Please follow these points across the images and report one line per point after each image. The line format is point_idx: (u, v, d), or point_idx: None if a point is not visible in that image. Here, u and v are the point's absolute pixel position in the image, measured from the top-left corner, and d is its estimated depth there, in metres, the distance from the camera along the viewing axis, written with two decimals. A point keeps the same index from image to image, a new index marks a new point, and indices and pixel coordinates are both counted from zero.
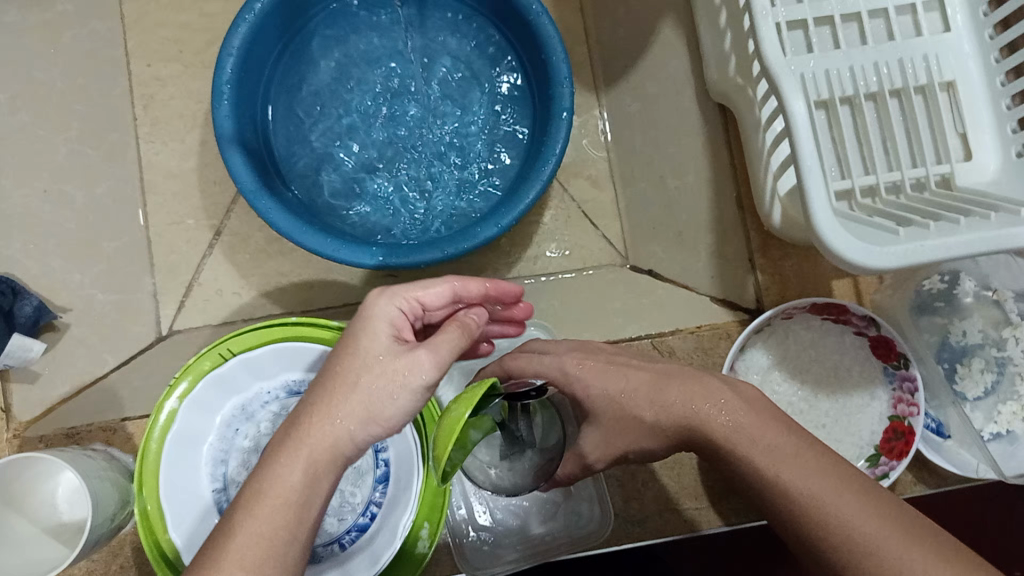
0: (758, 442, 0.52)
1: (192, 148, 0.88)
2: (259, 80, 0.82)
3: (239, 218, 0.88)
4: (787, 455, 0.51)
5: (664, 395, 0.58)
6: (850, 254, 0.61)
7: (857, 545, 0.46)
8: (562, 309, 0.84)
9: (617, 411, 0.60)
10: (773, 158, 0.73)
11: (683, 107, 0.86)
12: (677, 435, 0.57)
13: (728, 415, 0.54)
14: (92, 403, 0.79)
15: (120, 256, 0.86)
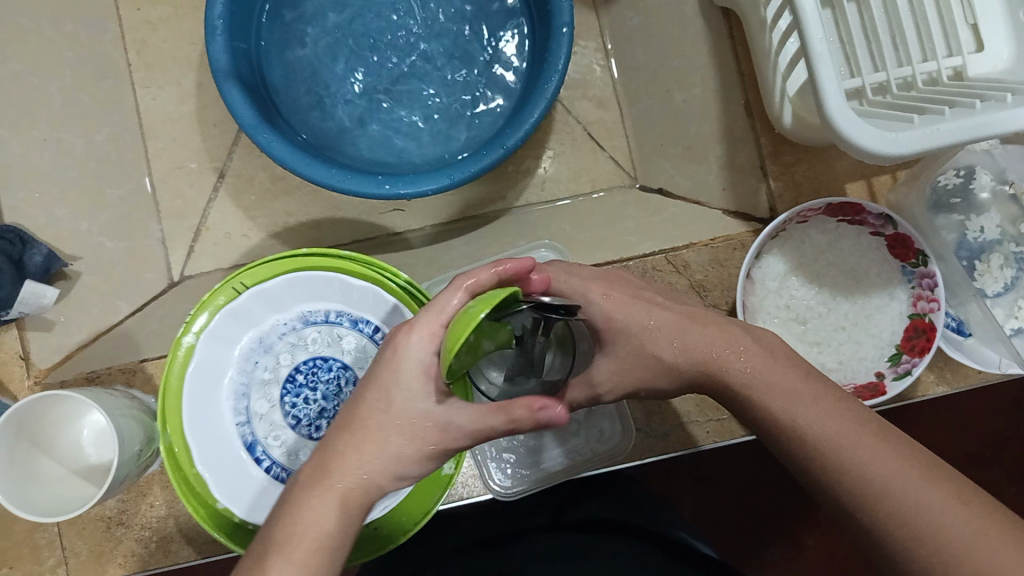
0: (775, 386, 0.55)
1: (189, 90, 0.87)
2: (251, 13, 0.80)
3: (242, 159, 0.87)
4: (808, 400, 0.53)
5: (685, 342, 0.57)
6: (863, 142, 0.60)
7: (875, 487, 0.49)
8: (573, 230, 0.83)
9: (637, 348, 0.57)
10: (781, 58, 0.71)
11: (686, 17, 0.84)
12: (694, 372, 0.57)
13: (746, 360, 0.56)
14: (110, 348, 0.79)
15: (125, 204, 0.85)
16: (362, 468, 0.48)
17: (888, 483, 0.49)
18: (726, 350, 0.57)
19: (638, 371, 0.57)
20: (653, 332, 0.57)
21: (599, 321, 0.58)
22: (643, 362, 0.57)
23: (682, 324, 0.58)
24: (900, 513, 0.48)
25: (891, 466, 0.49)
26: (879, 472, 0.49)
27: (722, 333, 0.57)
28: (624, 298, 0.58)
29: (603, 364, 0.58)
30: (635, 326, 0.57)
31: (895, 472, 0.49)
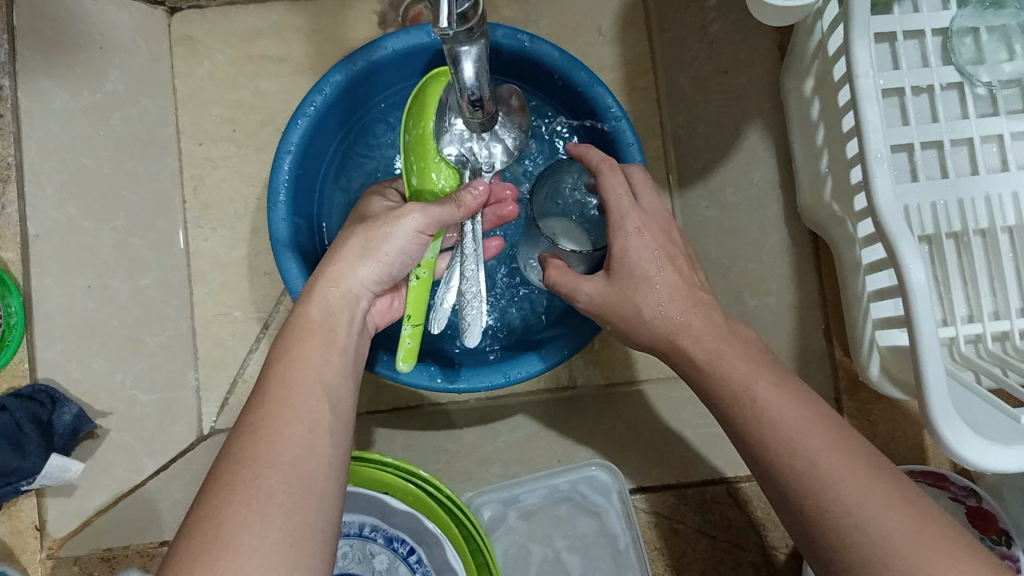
0: (732, 371, 0.51)
1: (242, 235, 0.84)
2: (316, 176, 0.78)
3: (288, 311, 0.84)
4: (772, 386, 0.49)
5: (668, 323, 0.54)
6: (969, 454, 0.54)
7: (831, 487, 0.43)
8: (627, 432, 0.78)
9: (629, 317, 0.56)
10: (876, 308, 0.66)
11: (768, 222, 0.80)
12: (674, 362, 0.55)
13: (712, 341, 0.53)
14: (131, 516, 0.77)
15: (163, 351, 0.81)
16: (357, 274, 0.58)
17: (877, 528, 0.41)
18: (753, 377, 0.50)
19: (616, 309, 0.56)
20: (648, 283, 0.55)
21: (614, 253, 0.56)
22: (623, 306, 0.56)
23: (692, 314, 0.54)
24: (857, 515, 0.42)
25: (884, 509, 0.42)
26: (872, 520, 0.41)
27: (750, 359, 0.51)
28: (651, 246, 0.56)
29: (598, 280, 0.57)
30: (637, 271, 0.55)
31: (891, 518, 0.41)
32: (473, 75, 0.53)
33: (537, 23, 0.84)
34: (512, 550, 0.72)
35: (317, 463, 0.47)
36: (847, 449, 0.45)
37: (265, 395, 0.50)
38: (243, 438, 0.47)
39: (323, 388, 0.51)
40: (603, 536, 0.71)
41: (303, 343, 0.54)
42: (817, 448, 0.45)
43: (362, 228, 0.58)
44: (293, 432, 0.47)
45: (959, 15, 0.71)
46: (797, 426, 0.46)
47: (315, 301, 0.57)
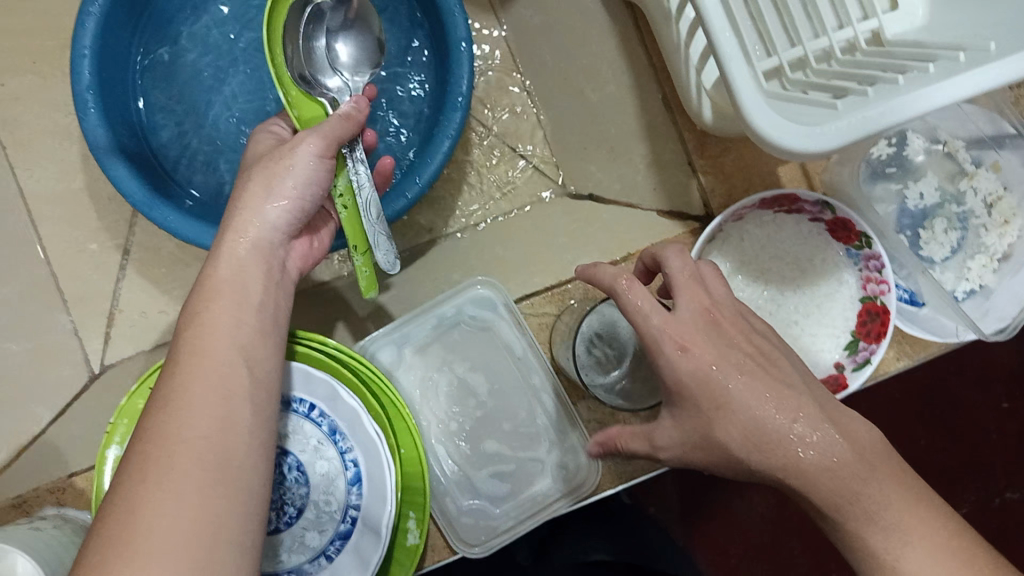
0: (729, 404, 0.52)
1: (72, 165, 0.81)
2: (127, 80, 0.75)
3: (144, 231, 0.82)
4: (741, 375, 0.52)
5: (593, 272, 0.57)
6: (784, 141, 0.56)
7: (842, 486, 0.50)
8: (505, 252, 0.79)
9: (701, 426, 0.53)
10: (691, 51, 0.66)
11: (588, 10, 0.80)
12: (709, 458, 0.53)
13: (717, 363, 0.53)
14: (36, 464, 0.74)
15: (23, 299, 0.79)
16: (265, 216, 0.60)
17: (774, 426, 0.51)
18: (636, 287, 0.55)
19: (707, 452, 0.53)
20: (729, 412, 0.52)
21: (669, 385, 0.54)
22: (707, 447, 0.53)
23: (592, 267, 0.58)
24: (858, 502, 0.49)
25: (758, 397, 0.51)
26: (749, 412, 0.51)
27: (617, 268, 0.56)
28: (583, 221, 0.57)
29: (667, 426, 0.55)
30: (706, 406, 0.52)
31: (764, 406, 0.51)
32: None
33: None
34: (416, 384, 0.72)
35: (236, 438, 0.49)
36: (718, 349, 0.53)
37: (178, 369, 0.51)
38: (156, 417, 0.48)
39: (225, 359, 0.52)
40: (501, 348, 0.72)
41: (218, 306, 0.54)
42: (699, 353, 0.53)
43: (261, 174, 0.60)
44: (205, 410, 0.49)
45: None
46: (753, 401, 0.51)
47: (226, 260, 0.57)
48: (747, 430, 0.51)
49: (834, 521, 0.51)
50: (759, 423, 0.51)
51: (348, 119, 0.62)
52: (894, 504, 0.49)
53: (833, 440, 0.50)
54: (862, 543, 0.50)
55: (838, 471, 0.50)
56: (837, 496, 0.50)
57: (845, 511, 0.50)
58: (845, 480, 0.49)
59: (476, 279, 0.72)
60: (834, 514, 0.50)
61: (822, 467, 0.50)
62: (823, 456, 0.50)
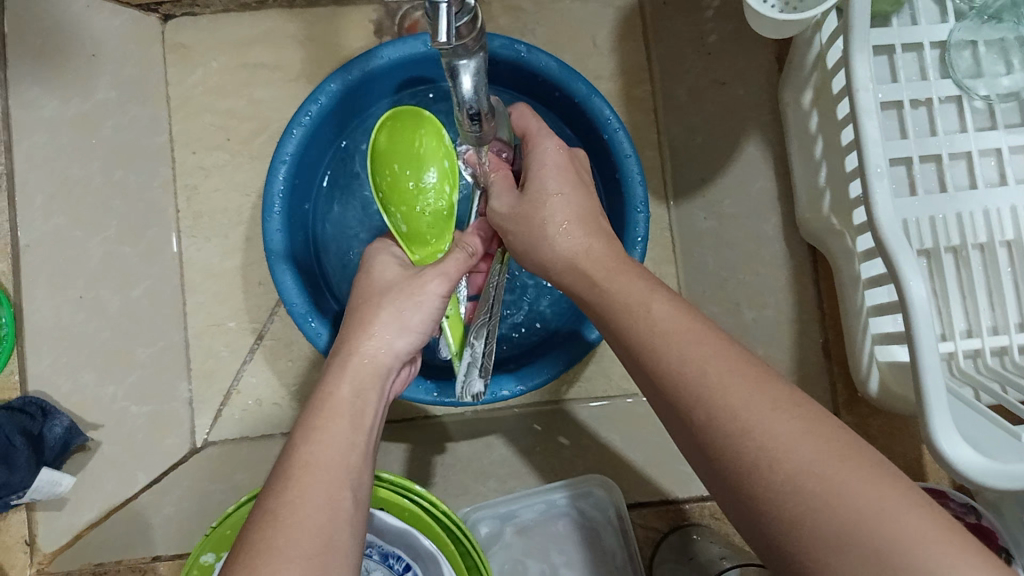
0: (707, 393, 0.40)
1: (236, 244, 0.83)
2: (311, 185, 0.77)
3: (282, 322, 0.82)
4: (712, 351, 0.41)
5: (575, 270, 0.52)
6: (964, 467, 0.54)
7: (839, 522, 0.33)
8: (624, 444, 0.78)
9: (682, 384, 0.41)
10: (874, 324, 0.67)
11: (767, 235, 0.80)
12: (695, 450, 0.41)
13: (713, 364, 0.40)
14: (123, 532, 0.77)
15: (155, 362, 0.81)
16: (390, 345, 0.55)
17: (737, 440, 0.37)
18: (661, 322, 0.45)
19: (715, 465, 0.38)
20: (726, 415, 0.38)
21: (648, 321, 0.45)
22: (713, 445, 0.38)
23: (614, 276, 0.50)
24: (875, 558, 0.32)
25: (746, 400, 0.38)
26: (726, 408, 0.38)
27: (674, 313, 0.45)
28: (546, 216, 0.54)
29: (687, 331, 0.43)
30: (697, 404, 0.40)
31: (751, 410, 0.38)
32: (472, 89, 0.51)
33: (534, 32, 0.84)
34: (509, 564, 0.72)
35: (336, 552, 0.41)
36: (730, 360, 0.41)
37: (286, 477, 0.44)
38: (260, 519, 0.42)
39: (336, 470, 0.45)
40: (600, 551, 0.72)
41: (333, 420, 0.48)
42: (691, 354, 0.41)
43: (394, 301, 0.56)
44: (313, 514, 0.42)
45: (956, 29, 0.71)
46: (737, 411, 0.38)
47: (348, 375, 0.52)
48: (712, 444, 0.38)
49: (779, 498, 0.35)
50: (729, 419, 0.38)
51: (472, 257, 0.61)
52: (854, 483, 0.34)
53: (851, 471, 0.35)
54: (817, 564, 0.33)
55: (820, 468, 0.35)
56: (804, 489, 0.34)
57: (795, 500, 0.35)
58: (833, 493, 0.34)
59: (589, 476, 0.73)
60: (791, 516, 0.34)
61: (800, 485, 0.35)
62: (806, 449, 0.36)
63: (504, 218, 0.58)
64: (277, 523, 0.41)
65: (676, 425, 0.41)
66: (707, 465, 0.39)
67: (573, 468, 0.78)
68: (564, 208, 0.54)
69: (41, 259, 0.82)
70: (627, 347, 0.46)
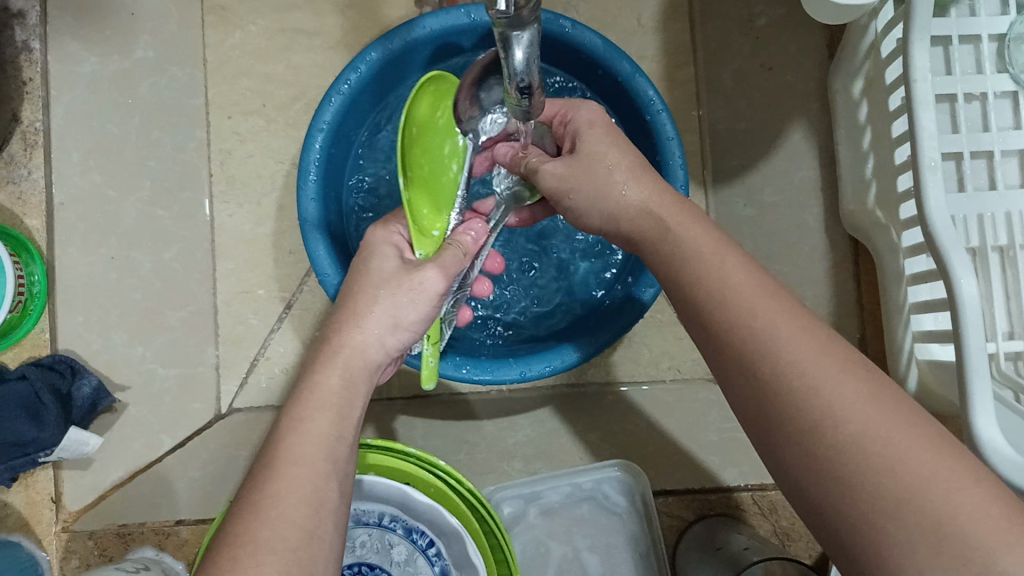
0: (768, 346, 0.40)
1: (268, 211, 0.82)
2: (346, 155, 0.76)
3: (311, 291, 0.81)
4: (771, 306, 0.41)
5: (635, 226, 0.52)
6: (1007, 469, 0.53)
7: (897, 487, 0.33)
8: (650, 430, 0.78)
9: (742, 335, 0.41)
10: (916, 320, 0.66)
11: (807, 226, 0.79)
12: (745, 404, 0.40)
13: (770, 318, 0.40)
14: (147, 494, 0.77)
15: (184, 326, 0.81)
16: (378, 340, 0.53)
17: (803, 395, 0.37)
18: (731, 276, 0.44)
19: (770, 420, 0.38)
20: (789, 366, 0.38)
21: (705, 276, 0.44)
22: (773, 399, 0.38)
23: (681, 226, 0.49)
24: (932, 523, 0.32)
25: (814, 359, 0.38)
26: (793, 363, 0.38)
27: (745, 268, 0.44)
28: (600, 173, 0.53)
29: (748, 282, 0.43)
30: (758, 354, 0.40)
31: (820, 369, 0.37)
32: (524, 61, 0.49)
33: (578, 8, 0.82)
34: (532, 545, 0.72)
35: (318, 554, 0.41)
36: (800, 320, 0.40)
37: (266, 473, 0.43)
38: (240, 519, 0.41)
39: (317, 467, 0.44)
40: (623, 537, 0.72)
41: (317, 414, 0.46)
42: (761, 309, 0.41)
43: (388, 295, 0.54)
44: (293, 514, 0.41)
45: (1017, 21, 0.69)
46: (800, 363, 0.38)
47: (335, 364, 0.50)
48: (772, 399, 0.38)
49: (841, 455, 0.35)
50: (795, 375, 0.38)
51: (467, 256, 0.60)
52: (919, 450, 0.34)
53: (915, 440, 0.34)
54: (873, 531, 0.33)
55: (885, 434, 0.35)
56: (866, 454, 0.34)
57: (855, 461, 0.34)
58: (895, 460, 0.34)
59: (615, 462, 0.72)
60: (848, 476, 0.34)
61: (864, 450, 0.34)
62: (851, 393, 0.36)
63: (559, 179, 0.55)
64: (257, 520, 0.40)
65: (735, 374, 0.41)
66: (763, 417, 0.39)
67: (598, 451, 0.77)
68: (619, 164, 0.53)
69: (75, 217, 0.81)
70: (690, 295, 0.45)
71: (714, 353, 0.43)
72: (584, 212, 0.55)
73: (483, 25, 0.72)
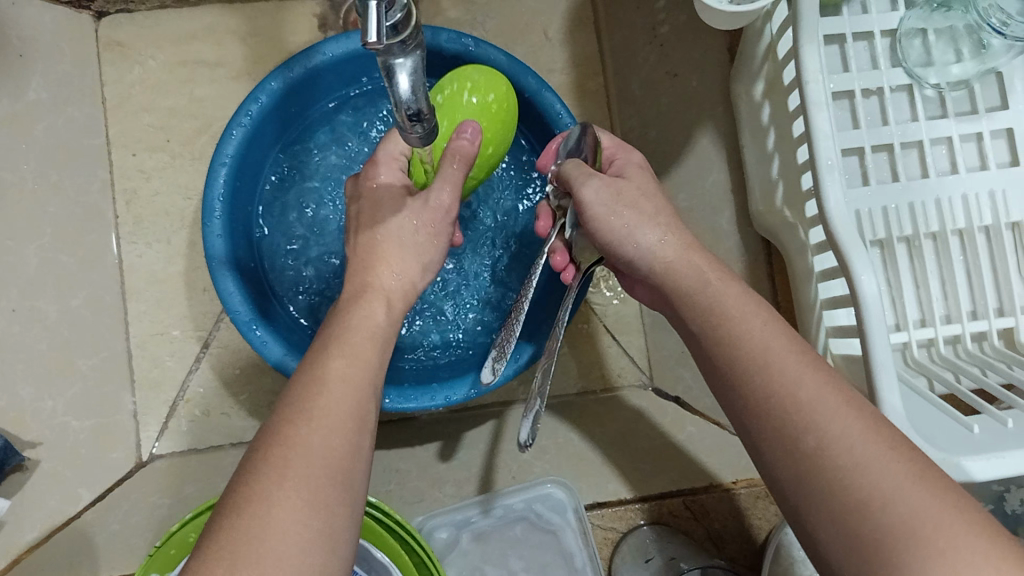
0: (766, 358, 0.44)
1: (179, 249, 0.80)
2: (254, 187, 0.74)
3: (228, 329, 0.79)
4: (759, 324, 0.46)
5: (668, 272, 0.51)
6: None
7: (872, 486, 0.37)
8: (581, 443, 0.77)
9: (739, 346, 0.45)
10: (828, 317, 0.67)
11: (723, 228, 0.79)
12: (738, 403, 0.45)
13: (768, 333, 0.45)
14: (64, 552, 0.74)
15: (97, 374, 0.78)
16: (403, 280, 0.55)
17: (850, 472, 0.38)
18: (775, 344, 0.45)
19: (766, 417, 0.43)
20: (785, 377, 0.43)
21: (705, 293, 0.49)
22: (769, 402, 0.43)
23: (719, 281, 0.49)
24: (897, 522, 0.36)
25: (862, 439, 0.39)
26: (844, 440, 0.39)
27: (785, 336, 0.45)
28: (648, 213, 0.53)
29: (745, 302, 0.47)
30: (756, 365, 0.44)
31: (866, 450, 0.38)
32: (409, 90, 0.48)
33: (483, 24, 0.81)
34: (467, 572, 0.71)
35: (359, 465, 0.43)
36: (846, 396, 0.41)
37: (313, 387, 0.45)
38: (289, 419, 0.43)
39: (362, 387, 0.46)
40: (558, 555, 0.71)
41: (363, 344, 0.49)
42: (808, 382, 0.42)
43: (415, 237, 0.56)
44: (340, 421, 0.43)
45: (908, 16, 0.70)
46: (790, 375, 0.43)
47: (379, 303, 0.53)
48: (765, 402, 0.43)
49: (823, 458, 0.39)
50: (844, 452, 0.39)
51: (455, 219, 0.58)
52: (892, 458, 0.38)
53: (965, 529, 0.35)
54: (854, 521, 0.37)
55: (935, 520, 0.35)
56: (917, 540, 0.35)
57: (903, 542, 0.35)
58: (866, 465, 0.38)
59: (546, 478, 0.72)
60: (829, 473, 0.39)
61: (841, 456, 0.39)
62: (836, 408, 0.41)
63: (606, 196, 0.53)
64: (311, 417, 0.43)
65: (774, 444, 0.42)
66: (805, 487, 0.40)
67: (531, 470, 0.77)
68: (661, 211, 0.53)
69: None
70: (727, 359, 0.46)
71: (712, 356, 0.47)
72: (615, 237, 0.53)
73: None
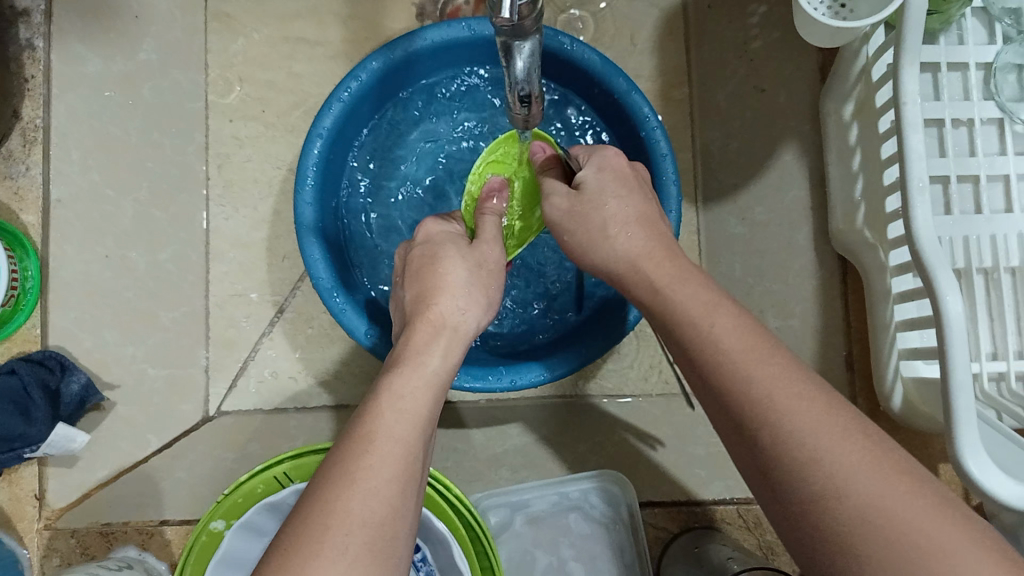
0: (731, 346, 0.44)
1: (264, 215, 0.83)
2: (344, 162, 0.76)
3: (305, 296, 0.81)
4: (727, 316, 0.46)
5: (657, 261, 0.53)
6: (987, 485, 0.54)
7: (836, 466, 0.37)
8: (638, 443, 0.78)
9: (706, 337, 0.46)
10: (899, 338, 0.68)
11: (797, 245, 0.80)
12: (704, 389, 0.45)
13: (734, 323, 0.46)
14: (132, 493, 0.77)
15: (176, 327, 0.81)
16: (455, 322, 0.53)
17: (814, 447, 0.38)
18: (740, 334, 0.45)
19: (732, 403, 0.42)
20: (752, 363, 0.43)
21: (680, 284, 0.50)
22: (732, 387, 0.43)
23: (681, 281, 0.50)
24: (864, 500, 0.36)
25: (820, 419, 0.39)
26: (806, 419, 0.39)
27: (749, 325, 0.45)
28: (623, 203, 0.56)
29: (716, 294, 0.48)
30: (723, 351, 0.44)
31: (826, 428, 0.38)
32: (524, 70, 0.49)
33: (577, 26, 0.83)
34: (518, 554, 0.73)
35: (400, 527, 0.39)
36: (807, 379, 0.41)
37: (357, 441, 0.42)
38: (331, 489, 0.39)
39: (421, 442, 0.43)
40: (610, 547, 0.72)
41: (411, 394, 0.45)
42: (771, 367, 0.42)
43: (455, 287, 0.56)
44: (387, 487, 0.39)
45: (1004, 51, 0.71)
46: (756, 361, 0.43)
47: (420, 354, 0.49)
48: (727, 391, 0.43)
49: (786, 441, 0.39)
50: (790, 424, 0.39)
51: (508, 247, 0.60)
52: (851, 436, 0.38)
53: (911, 495, 0.35)
54: (824, 507, 0.36)
55: (895, 493, 0.36)
56: (866, 509, 0.35)
57: (865, 514, 0.35)
58: (826, 444, 0.38)
59: (602, 470, 0.73)
60: (793, 459, 0.38)
61: (799, 436, 0.39)
62: (797, 393, 0.40)
63: (565, 213, 0.58)
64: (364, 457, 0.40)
65: (742, 427, 0.41)
66: (771, 469, 0.39)
67: (586, 462, 0.78)
68: (628, 203, 0.56)
69: (70, 215, 0.81)
70: (697, 346, 0.46)
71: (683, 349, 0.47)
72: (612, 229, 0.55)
73: (484, 39, 0.73)
